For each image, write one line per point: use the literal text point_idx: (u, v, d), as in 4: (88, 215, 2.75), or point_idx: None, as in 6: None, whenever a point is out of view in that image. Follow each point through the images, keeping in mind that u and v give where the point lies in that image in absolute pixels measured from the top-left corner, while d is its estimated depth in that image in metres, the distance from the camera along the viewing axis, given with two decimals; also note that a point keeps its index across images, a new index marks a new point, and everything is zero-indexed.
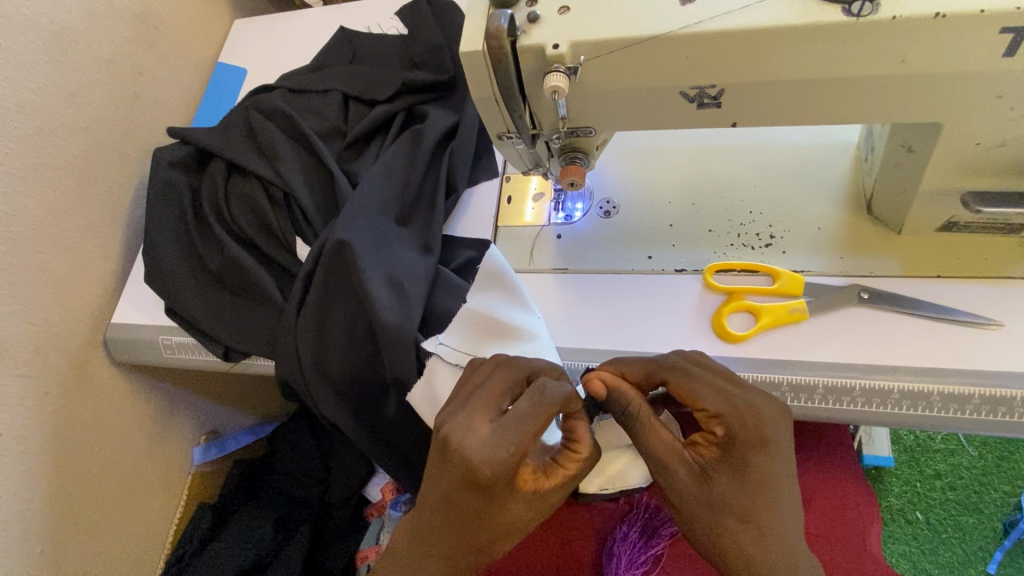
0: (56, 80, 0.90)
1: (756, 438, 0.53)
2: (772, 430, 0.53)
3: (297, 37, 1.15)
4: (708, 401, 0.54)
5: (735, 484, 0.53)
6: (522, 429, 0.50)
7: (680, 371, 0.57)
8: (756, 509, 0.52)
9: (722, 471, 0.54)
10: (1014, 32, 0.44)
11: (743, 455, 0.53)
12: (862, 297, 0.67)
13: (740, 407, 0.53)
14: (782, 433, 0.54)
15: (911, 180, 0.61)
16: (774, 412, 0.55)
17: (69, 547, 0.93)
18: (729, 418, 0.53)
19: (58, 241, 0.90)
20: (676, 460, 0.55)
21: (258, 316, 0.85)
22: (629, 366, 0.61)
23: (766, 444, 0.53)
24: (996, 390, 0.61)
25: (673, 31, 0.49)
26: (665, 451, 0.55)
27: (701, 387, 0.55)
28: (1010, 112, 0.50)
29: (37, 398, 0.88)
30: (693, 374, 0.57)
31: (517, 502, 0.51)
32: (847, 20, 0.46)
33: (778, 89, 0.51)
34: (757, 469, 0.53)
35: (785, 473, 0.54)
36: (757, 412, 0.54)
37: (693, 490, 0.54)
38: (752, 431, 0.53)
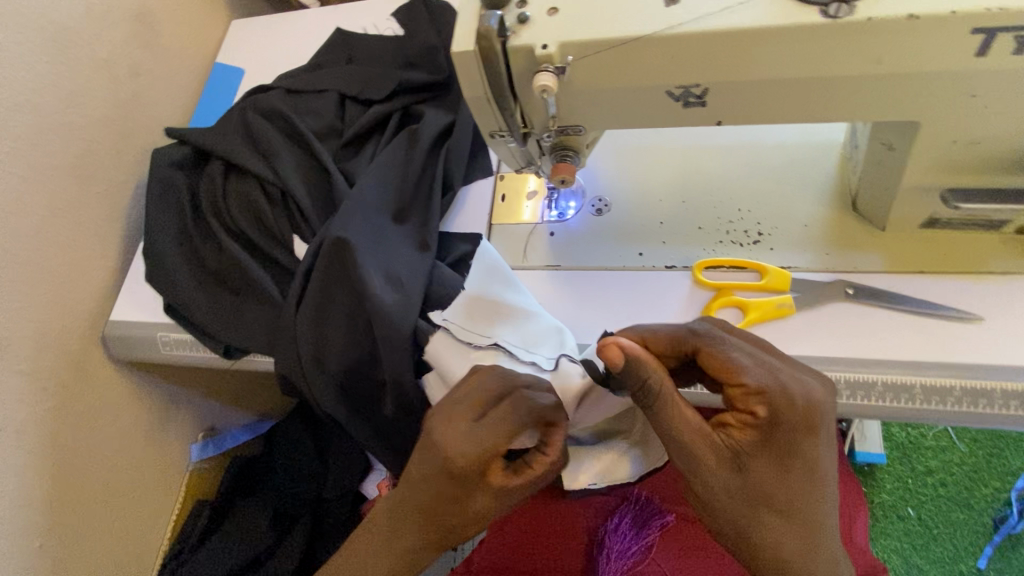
0: (55, 79, 0.91)
1: (799, 421, 0.53)
2: (815, 413, 0.53)
3: (294, 38, 1.17)
4: (750, 377, 0.54)
5: (770, 468, 0.54)
6: (500, 433, 0.52)
7: (713, 341, 0.58)
8: (790, 494, 0.54)
9: (757, 454, 0.54)
10: (984, 33, 0.46)
11: (782, 438, 0.53)
12: (847, 293, 0.68)
13: (783, 389, 0.54)
14: (825, 416, 0.54)
15: (893, 177, 0.62)
16: (820, 394, 0.55)
17: (67, 542, 0.94)
18: (773, 399, 0.53)
19: (57, 238, 0.91)
20: (702, 441, 0.55)
21: (257, 313, 0.87)
22: (656, 335, 0.61)
23: (806, 429, 0.53)
24: (976, 383, 0.62)
25: (658, 32, 0.50)
26: (691, 433, 0.56)
27: (742, 363, 0.55)
28: (984, 110, 0.52)
29: (35, 393, 0.89)
30: (728, 347, 0.57)
31: (481, 497, 0.53)
32: (824, 21, 0.47)
33: (760, 88, 0.53)
34: (796, 454, 0.53)
35: (825, 457, 0.54)
36: (802, 394, 0.54)
37: (724, 474, 0.55)
38: (796, 413, 0.53)
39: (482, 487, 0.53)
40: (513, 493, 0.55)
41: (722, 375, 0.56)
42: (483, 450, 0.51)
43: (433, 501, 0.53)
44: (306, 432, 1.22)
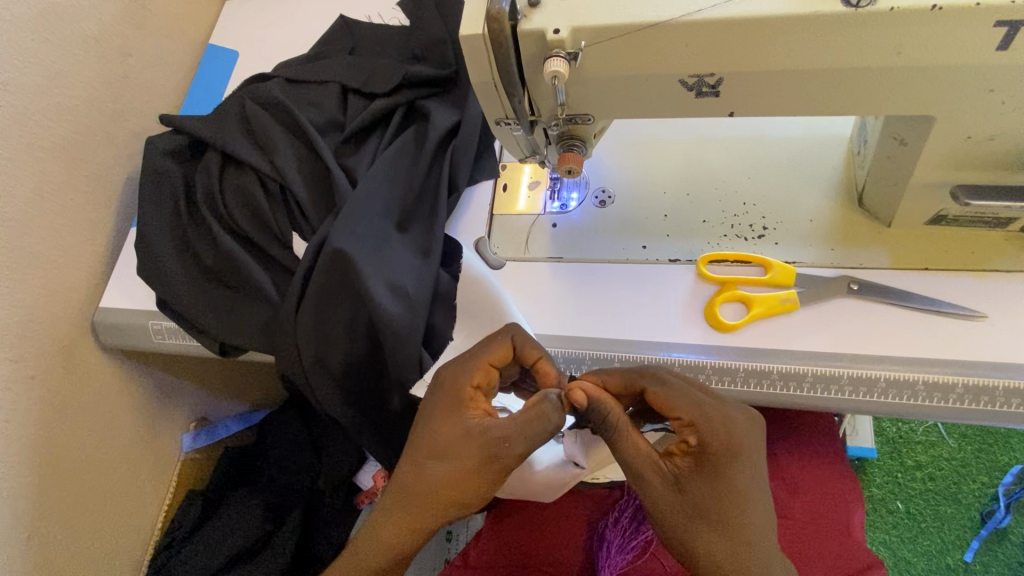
0: (43, 58, 0.88)
1: (729, 448, 0.54)
2: (743, 441, 0.55)
3: (291, 22, 1.14)
4: (683, 409, 0.56)
5: (707, 492, 0.54)
6: (483, 356, 0.61)
7: (658, 381, 0.59)
8: (729, 515, 0.53)
9: (694, 480, 0.54)
10: (1008, 25, 0.45)
11: (715, 466, 0.54)
12: (852, 288, 0.68)
13: (713, 419, 0.55)
14: (754, 443, 0.56)
15: (903, 173, 0.62)
16: (746, 423, 0.57)
17: (60, 532, 0.93)
18: (703, 428, 0.55)
19: (45, 221, 0.89)
20: (652, 469, 0.56)
21: (255, 313, 0.85)
22: (609, 375, 0.62)
23: (735, 453, 0.54)
24: (978, 380, 0.62)
25: (676, 18, 0.49)
26: (642, 461, 0.56)
27: (677, 396, 0.57)
28: (1001, 106, 0.51)
29: (24, 382, 0.87)
30: (671, 383, 0.58)
31: (460, 415, 0.58)
32: (846, 10, 0.46)
33: (776, 78, 0.52)
34: (730, 480, 0.54)
35: (760, 482, 0.55)
36: (730, 423, 0.56)
37: (668, 500, 0.54)
38: (725, 442, 0.54)
39: (462, 408, 0.58)
40: (496, 432, 0.56)
41: (664, 407, 0.58)
42: (463, 365, 0.61)
43: (433, 427, 0.58)
44: (301, 426, 1.21)
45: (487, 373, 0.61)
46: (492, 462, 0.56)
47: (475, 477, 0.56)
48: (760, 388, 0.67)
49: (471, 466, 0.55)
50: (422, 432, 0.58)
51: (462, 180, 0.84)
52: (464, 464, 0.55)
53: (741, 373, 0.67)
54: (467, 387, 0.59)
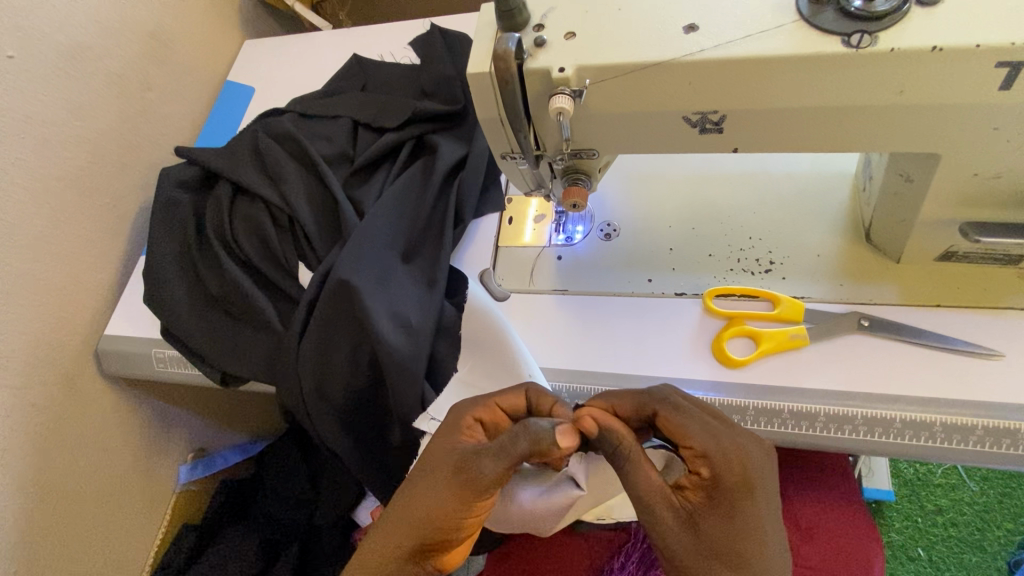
0: (65, 93, 0.93)
1: (742, 482, 0.53)
2: (757, 476, 0.54)
3: (306, 60, 1.18)
4: (696, 438, 0.55)
5: (723, 529, 0.52)
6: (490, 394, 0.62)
7: (670, 405, 0.58)
8: (747, 557, 0.51)
9: (708, 516, 0.53)
10: (1009, 66, 0.45)
11: (730, 500, 0.53)
12: (863, 325, 0.67)
13: (726, 448, 0.54)
14: (768, 481, 0.54)
15: (910, 210, 0.61)
16: (760, 456, 0.55)
17: (46, 564, 0.92)
18: (716, 459, 0.54)
19: (56, 250, 0.92)
20: (664, 504, 0.53)
21: (257, 342, 0.85)
22: (618, 399, 0.61)
23: (750, 488, 0.53)
24: (998, 422, 0.60)
25: (678, 58, 0.49)
26: (652, 493, 0.53)
27: (690, 424, 0.56)
28: (1006, 144, 0.50)
29: (24, 409, 0.88)
30: (684, 410, 0.57)
31: (450, 438, 0.59)
32: (845, 50, 0.46)
33: (775, 117, 0.52)
34: (745, 516, 0.52)
35: (774, 519, 0.53)
36: (744, 453, 0.54)
37: (681, 538, 0.52)
38: (739, 474, 0.53)
39: (455, 432, 0.59)
40: (472, 451, 0.55)
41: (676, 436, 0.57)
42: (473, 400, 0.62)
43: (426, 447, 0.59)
44: (297, 455, 1.21)
45: (493, 411, 0.61)
46: (464, 485, 0.54)
47: (442, 498, 0.54)
48: (770, 427, 0.65)
49: (441, 486, 0.55)
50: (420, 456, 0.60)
51: (466, 213, 0.84)
52: (435, 481, 0.55)
53: (751, 412, 0.66)
54: (464, 417, 0.60)
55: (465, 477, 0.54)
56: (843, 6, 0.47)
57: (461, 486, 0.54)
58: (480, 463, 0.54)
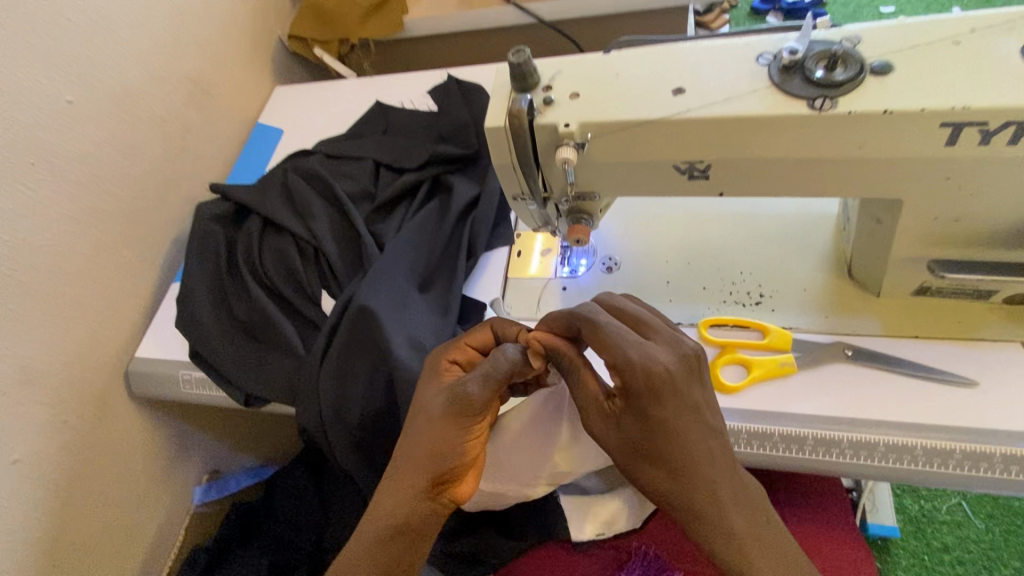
0: (118, 135, 1.03)
1: (650, 386, 0.51)
2: (671, 379, 0.51)
3: (332, 106, 1.29)
4: (608, 350, 0.53)
5: (641, 432, 0.52)
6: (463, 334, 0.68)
7: (591, 320, 0.57)
8: (663, 455, 0.50)
9: (627, 420, 0.53)
10: (952, 126, 0.51)
11: (641, 405, 0.51)
12: (847, 354, 0.72)
13: (632, 357, 0.52)
14: (690, 383, 0.52)
15: (883, 249, 0.67)
16: (679, 361, 0.52)
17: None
18: (623, 368, 0.52)
19: (98, 276, 1.00)
20: (594, 411, 0.56)
21: (280, 365, 0.90)
22: (556, 320, 0.63)
23: (662, 391, 0.51)
24: (974, 446, 0.64)
25: (666, 116, 0.57)
26: (587, 405, 0.56)
27: (605, 336, 0.55)
28: (960, 191, 0.57)
29: (60, 425, 0.94)
30: (602, 322, 0.56)
31: (432, 381, 0.64)
32: (811, 113, 0.53)
33: (754, 167, 0.59)
34: (660, 419, 0.51)
35: (699, 420, 0.51)
36: (654, 360, 0.52)
37: (611, 439, 0.54)
38: (646, 382, 0.51)
39: (434, 373, 0.65)
40: (453, 383, 0.61)
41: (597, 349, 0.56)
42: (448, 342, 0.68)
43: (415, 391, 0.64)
44: (308, 479, 1.24)
45: (466, 350, 0.66)
46: (461, 415, 0.59)
47: (441, 431, 0.59)
48: (762, 449, 0.70)
49: (436, 422, 0.59)
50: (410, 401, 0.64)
51: (477, 244, 0.92)
52: (430, 420, 0.60)
53: (744, 435, 0.70)
54: (443, 359, 0.65)
55: (457, 407, 0.59)
56: (808, 74, 0.54)
57: (457, 412, 0.59)
58: (464, 388, 0.60)
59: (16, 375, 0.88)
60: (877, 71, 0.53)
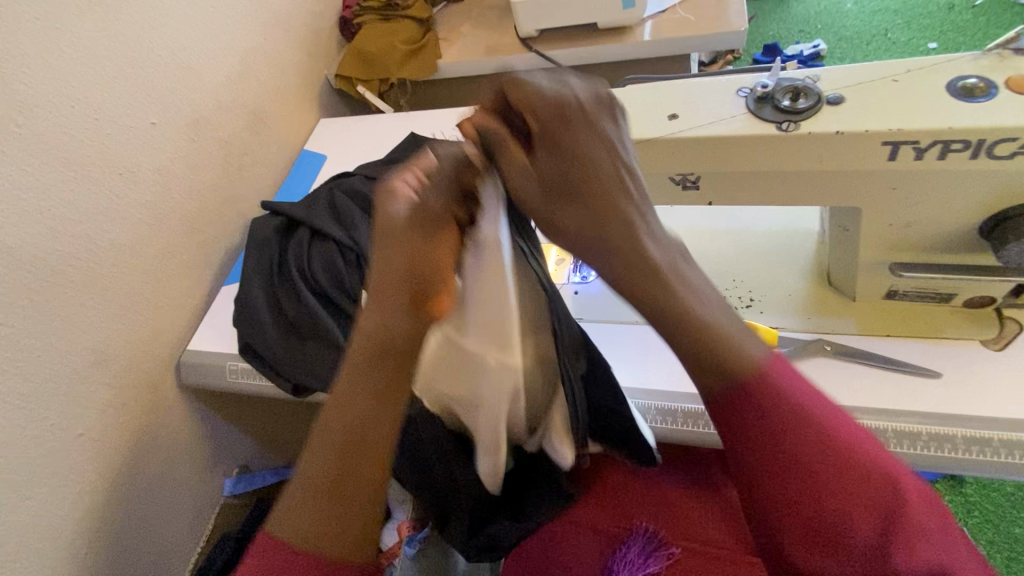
0: (188, 153, 1.18)
1: (569, 133, 0.52)
2: (584, 130, 0.53)
3: (371, 135, 1.45)
4: (534, 105, 0.52)
5: (578, 201, 0.53)
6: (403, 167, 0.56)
7: (513, 79, 0.53)
8: (600, 214, 0.53)
9: (546, 165, 0.53)
10: (891, 143, 0.62)
11: (572, 170, 0.53)
12: (827, 349, 0.81)
13: (553, 110, 0.52)
14: (610, 144, 0.54)
15: (853, 254, 0.77)
16: (595, 104, 0.54)
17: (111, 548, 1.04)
18: (543, 118, 0.52)
19: (162, 274, 1.13)
20: (531, 182, 0.53)
21: (322, 356, 1.02)
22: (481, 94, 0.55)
23: (584, 146, 0.52)
24: (939, 428, 0.72)
25: (661, 135, 0.69)
26: (523, 178, 0.53)
27: (532, 92, 0.52)
28: (909, 202, 0.67)
29: (119, 405, 1.05)
30: (525, 81, 0.53)
31: (386, 208, 0.53)
32: (779, 134, 0.65)
33: (735, 179, 0.70)
34: (594, 184, 0.53)
35: (619, 181, 0.54)
36: (573, 117, 0.52)
37: (559, 209, 0.53)
38: (565, 128, 0.52)
39: (393, 197, 0.53)
40: (405, 206, 0.53)
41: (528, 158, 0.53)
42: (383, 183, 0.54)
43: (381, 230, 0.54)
44: None
45: (417, 173, 0.54)
46: (432, 235, 0.54)
47: (407, 252, 0.54)
48: None
49: (405, 257, 0.54)
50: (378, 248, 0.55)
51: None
52: (404, 245, 0.54)
53: None
54: (397, 178, 0.54)
55: (412, 231, 0.53)
56: (776, 103, 0.66)
57: (428, 223, 0.53)
58: (420, 198, 0.53)
59: (88, 356, 0.99)
60: (832, 101, 0.65)
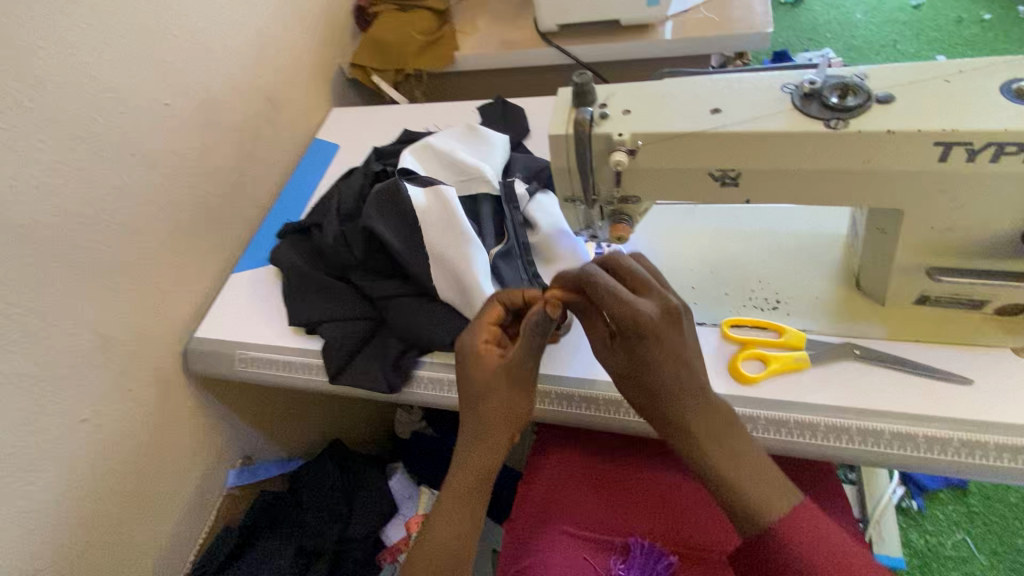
0: (200, 136, 1.15)
1: (660, 330, 0.64)
2: (650, 325, 0.63)
3: (387, 126, 1.43)
4: (639, 322, 0.63)
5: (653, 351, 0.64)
6: (481, 326, 0.77)
7: (611, 293, 0.65)
8: (664, 391, 0.65)
9: (618, 352, 0.68)
10: (942, 145, 0.61)
11: (632, 336, 0.64)
12: (857, 353, 0.80)
13: (637, 320, 0.63)
14: (660, 335, 0.64)
15: (888, 258, 0.76)
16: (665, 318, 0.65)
17: (103, 539, 1.01)
18: (651, 336, 0.63)
19: (168, 258, 1.10)
20: (596, 316, 0.71)
21: (350, 316, 1.02)
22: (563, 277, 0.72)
23: (660, 336, 0.64)
24: (973, 435, 0.72)
25: (707, 130, 0.68)
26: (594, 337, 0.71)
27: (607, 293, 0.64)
28: (954, 205, 0.67)
29: (121, 392, 1.02)
30: (611, 290, 0.65)
31: (479, 333, 0.77)
32: (827, 130, 0.64)
33: (776, 178, 0.70)
34: (655, 351, 0.64)
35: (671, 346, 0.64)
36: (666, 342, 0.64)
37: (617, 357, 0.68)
38: (651, 328, 0.64)
39: (477, 332, 0.77)
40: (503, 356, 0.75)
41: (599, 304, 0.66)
42: (471, 330, 0.77)
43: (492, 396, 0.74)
44: (336, 474, 1.34)
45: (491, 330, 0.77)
46: (512, 368, 0.74)
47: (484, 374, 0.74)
48: (779, 435, 0.78)
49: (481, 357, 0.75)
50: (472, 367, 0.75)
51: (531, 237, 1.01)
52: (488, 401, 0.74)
53: (761, 421, 0.78)
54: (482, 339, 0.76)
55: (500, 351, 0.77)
56: (824, 100, 0.65)
57: (511, 372, 0.74)
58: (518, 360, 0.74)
59: (96, 341, 0.98)
60: (881, 101, 0.64)
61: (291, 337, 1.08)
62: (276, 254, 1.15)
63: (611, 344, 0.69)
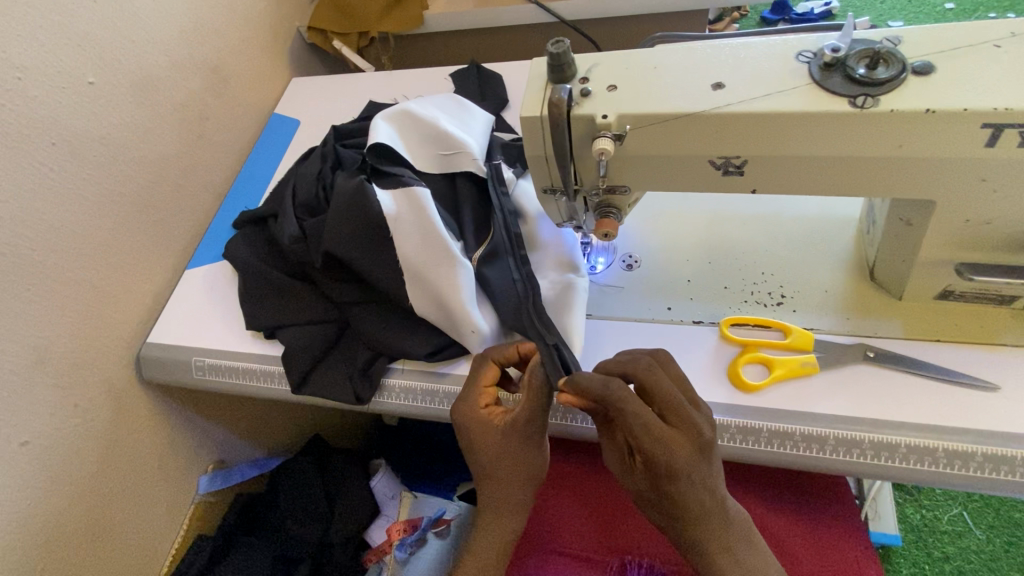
0: (137, 117, 1.02)
1: (689, 466, 0.58)
2: (679, 463, 0.57)
3: (351, 99, 1.29)
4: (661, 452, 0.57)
5: (679, 489, 0.59)
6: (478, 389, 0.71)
7: (635, 424, 0.58)
8: (689, 513, 0.60)
9: (638, 474, 0.61)
10: (992, 127, 0.51)
11: (659, 474, 0.58)
12: (869, 356, 0.72)
13: (667, 457, 0.57)
14: (686, 464, 0.58)
15: (912, 249, 0.67)
16: (692, 452, 0.58)
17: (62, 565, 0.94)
18: (678, 473, 0.58)
19: (109, 257, 0.98)
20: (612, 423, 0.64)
21: (311, 319, 0.92)
22: (587, 383, 0.60)
23: (688, 473, 0.58)
24: (997, 449, 0.64)
25: (707, 110, 0.57)
26: (609, 451, 0.64)
27: (634, 421, 0.58)
28: (994, 194, 0.58)
29: (66, 409, 0.92)
30: (636, 422, 0.57)
31: (476, 400, 0.71)
32: (852, 110, 0.53)
33: (789, 164, 0.59)
34: (681, 488, 0.59)
35: (703, 480, 0.59)
36: (692, 470, 0.58)
37: (635, 479, 0.62)
38: (678, 465, 0.58)
39: (476, 401, 0.71)
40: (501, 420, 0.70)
41: (622, 428, 0.60)
42: (468, 397, 0.71)
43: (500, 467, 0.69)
44: (316, 473, 1.28)
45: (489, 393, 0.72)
46: (524, 433, 0.69)
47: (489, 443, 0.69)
48: (784, 448, 0.70)
49: (484, 430, 0.69)
50: (473, 438, 0.70)
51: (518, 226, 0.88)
52: (495, 473, 0.69)
53: (765, 433, 0.70)
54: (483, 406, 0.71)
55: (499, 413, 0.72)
56: (850, 72, 0.54)
57: (523, 437, 0.69)
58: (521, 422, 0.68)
59: (30, 357, 0.87)
60: (918, 71, 0.53)
61: (253, 342, 0.98)
62: (228, 250, 1.03)
63: (628, 460, 0.62)
